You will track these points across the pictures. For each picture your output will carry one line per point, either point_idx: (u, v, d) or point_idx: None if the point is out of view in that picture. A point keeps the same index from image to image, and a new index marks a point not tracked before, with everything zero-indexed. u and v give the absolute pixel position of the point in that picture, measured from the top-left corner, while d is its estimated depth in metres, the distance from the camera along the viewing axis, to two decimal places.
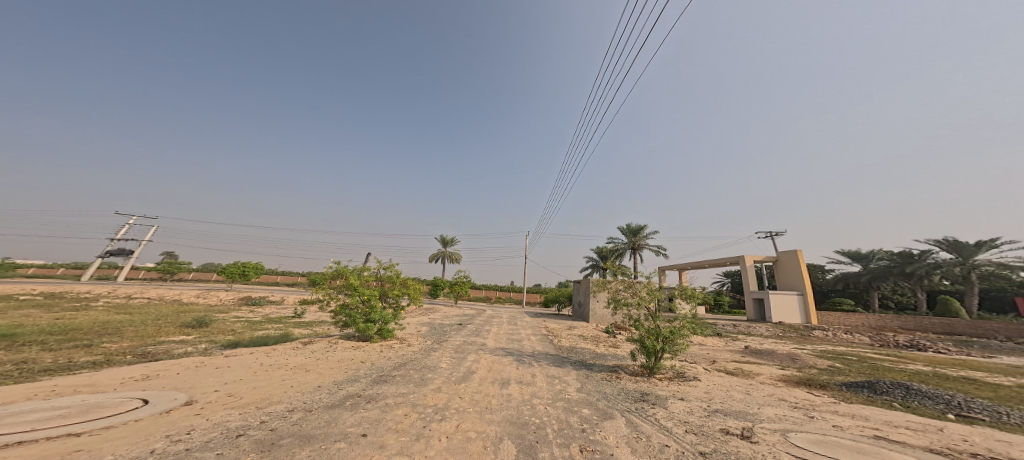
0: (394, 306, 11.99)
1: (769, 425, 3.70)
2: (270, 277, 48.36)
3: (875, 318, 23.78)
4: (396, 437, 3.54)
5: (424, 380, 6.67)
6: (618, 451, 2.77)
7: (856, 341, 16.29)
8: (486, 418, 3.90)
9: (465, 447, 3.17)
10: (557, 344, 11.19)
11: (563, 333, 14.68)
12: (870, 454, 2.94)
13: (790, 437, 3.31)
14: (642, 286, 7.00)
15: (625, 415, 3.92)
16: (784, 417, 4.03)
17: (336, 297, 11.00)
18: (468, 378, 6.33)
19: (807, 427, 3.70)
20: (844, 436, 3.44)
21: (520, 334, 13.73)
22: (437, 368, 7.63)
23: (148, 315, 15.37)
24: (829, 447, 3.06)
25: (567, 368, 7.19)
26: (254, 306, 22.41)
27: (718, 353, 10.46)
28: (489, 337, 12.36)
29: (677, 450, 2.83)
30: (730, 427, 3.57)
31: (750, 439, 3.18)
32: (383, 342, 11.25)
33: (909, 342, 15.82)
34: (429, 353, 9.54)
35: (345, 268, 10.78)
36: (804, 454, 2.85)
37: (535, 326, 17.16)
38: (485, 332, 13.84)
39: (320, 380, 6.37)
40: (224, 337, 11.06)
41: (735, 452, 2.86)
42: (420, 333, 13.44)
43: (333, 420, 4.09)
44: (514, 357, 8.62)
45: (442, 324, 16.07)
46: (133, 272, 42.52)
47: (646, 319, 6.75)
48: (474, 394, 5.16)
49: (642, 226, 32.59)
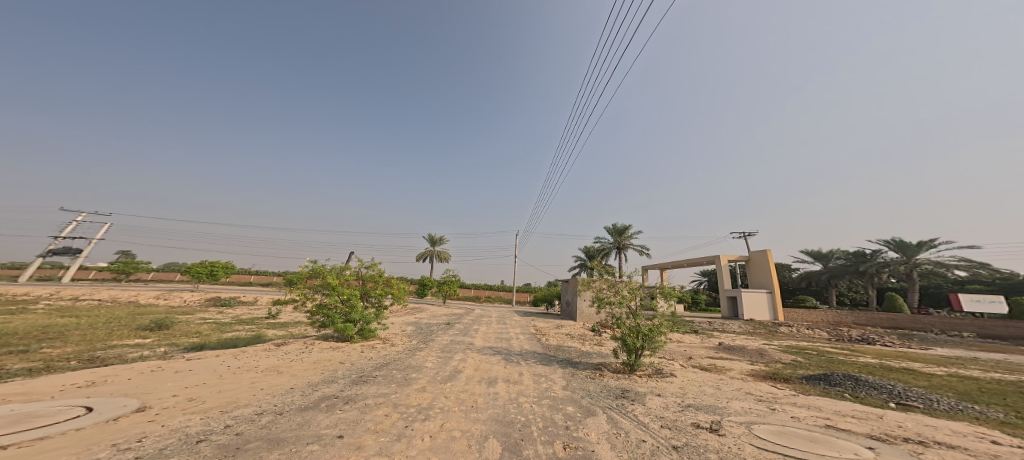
0: (375, 306, 11.80)
1: (735, 418, 3.92)
2: (242, 277, 46.06)
3: (832, 313, 25.37)
4: (375, 438, 3.49)
5: (408, 380, 6.61)
6: (598, 447, 2.86)
7: (817, 336, 17.44)
8: (470, 417, 3.94)
9: (449, 446, 3.17)
10: (544, 343, 11.32)
11: (551, 332, 14.84)
12: (822, 443, 3.17)
13: (753, 429, 3.52)
14: (625, 285, 7.18)
15: (607, 412, 4.05)
16: (750, 410, 4.28)
17: (313, 297, 10.63)
18: (454, 377, 6.32)
19: (769, 419, 3.94)
20: (801, 427, 3.69)
21: (508, 333, 13.79)
22: (422, 368, 7.56)
23: (99, 318, 14.26)
24: (788, 437, 3.28)
25: (553, 367, 7.31)
26: (223, 307, 21.31)
27: (695, 350, 10.94)
28: (477, 337, 12.35)
29: (652, 445, 2.95)
30: (700, 421, 3.77)
31: (718, 432, 3.36)
32: (365, 343, 11.01)
33: (863, 336, 17.16)
34: (414, 353, 9.41)
35: (323, 267, 10.45)
36: (766, 445, 3.04)
37: (523, 325, 17.32)
38: (473, 331, 13.83)
39: (293, 381, 6.17)
40: (188, 340, 10.47)
41: (704, 445, 3.01)
42: (405, 333, 13.26)
43: (305, 422, 3.98)
44: (501, 355, 8.69)
45: (429, 324, 15.91)
46: (82, 273, 39.27)
47: (627, 317, 6.99)
48: (460, 393, 5.18)
49: (628, 225, 33.49)
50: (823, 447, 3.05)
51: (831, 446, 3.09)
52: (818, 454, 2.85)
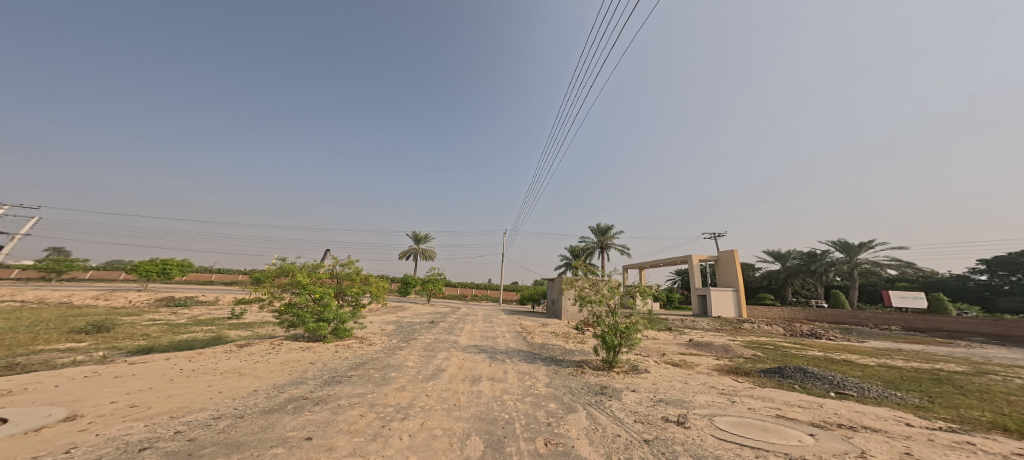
0: (351, 304, 11.44)
1: (699, 411, 4.20)
2: (202, 276, 42.97)
3: (788, 310, 27.45)
4: (349, 439, 3.44)
5: (387, 379, 6.51)
6: (578, 443, 2.98)
7: (774, 332, 18.84)
8: (449, 414, 3.97)
9: (430, 444, 3.18)
10: (528, 341, 11.47)
11: (536, 330, 15.04)
12: (773, 432, 3.48)
13: (715, 421, 3.80)
14: (606, 284, 7.40)
15: (587, 408, 4.19)
16: (712, 403, 4.61)
17: (281, 296, 10.11)
18: (436, 376, 6.27)
19: (729, 410, 4.26)
20: (756, 417, 4.01)
21: (493, 332, 13.84)
22: (403, 367, 7.45)
23: (25, 321, 12.83)
24: (744, 428, 3.57)
25: (536, 365, 7.44)
26: (177, 308, 19.79)
27: (668, 347, 11.51)
28: (462, 335, 12.35)
29: (626, 440, 3.10)
30: (669, 415, 4.00)
31: (684, 425, 3.60)
32: (339, 343, 10.67)
33: (812, 331, 18.73)
34: (393, 352, 9.22)
35: (292, 264, 9.97)
36: (725, 436, 3.28)
37: (510, 323, 17.47)
38: (458, 330, 13.80)
39: (256, 384, 5.89)
40: (132, 343, 9.67)
41: (672, 438, 3.21)
42: (385, 332, 12.99)
43: (269, 426, 3.83)
44: (484, 354, 8.72)
45: (410, 322, 15.65)
46: (3, 272, 34.94)
47: (607, 315, 7.24)
48: (441, 391, 5.17)
49: (610, 225, 34.53)
50: (774, 436, 3.34)
51: (781, 435, 3.39)
52: (769, 442, 3.12)
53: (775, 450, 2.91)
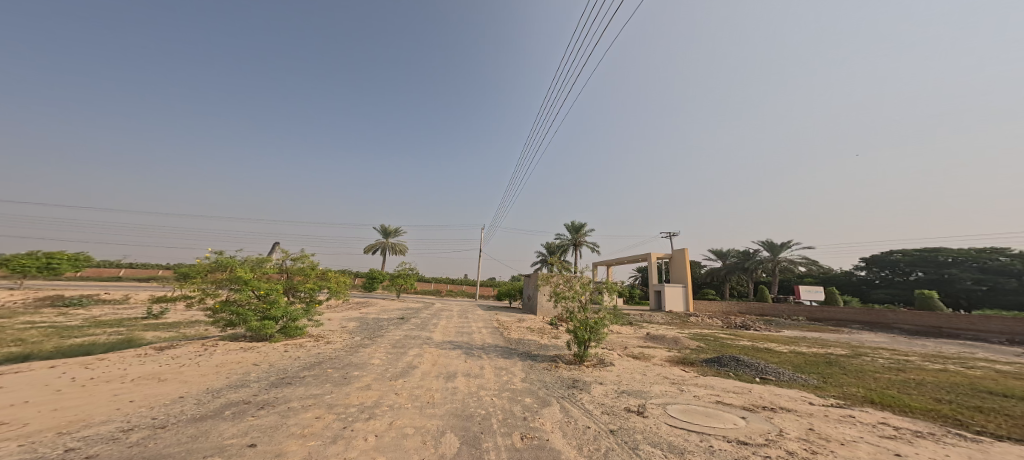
0: (305, 301, 10.71)
1: (656, 401, 4.67)
2: (107, 271, 36.74)
3: (726, 304, 30.93)
4: (302, 442, 3.29)
5: (349, 379, 6.23)
6: (552, 436, 3.16)
7: (714, 325, 21.20)
8: (419, 412, 3.97)
9: (401, 443, 3.17)
10: (505, 337, 11.65)
11: (512, 325, 15.34)
12: (714, 417, 4.00)
13: (668, 409, 4.26)
14: (578, 281, 7.77)
15: (560, 402, 4.45)
16: (666, 392, 5.14)
17: (215, 293, 9.01)
18: (407, 373, 6.17)
19: (679, 399, 4.80)
20: (701, 404, 4.57)
21: (468, 327, 13.80)
22: (367, 365, 7.18)
23: None
24: (692, 415, 4.06)
25: (512, 360, 7.62)
26: (67, 308, 16.73)
27: (629, 340, 12.42)
28: (436, 331, 12.21)
29: (595, 431, 3.36)
30: (630, 405, 4.40)
31: (643, 415, 3.99)
32: (289, 343, 9.93)
33: (743, 323, 21.42)
34: (356, 350, 8.82)
35: (231, 259, 8.94)
36: (676, 423, 3.71)
37: (486, 319, 17.59)
38: (431, 326, 13.59)
39: (180, 390, 5.31)
40: (1, 351, 8.01)
41: (634, 427, 3.54)
42: (346, 329, 12.35)
43: (201, 434, 3.51)
44: (459, 349, 8.71)
45: (376, 319, 15.04)
46: None
47: (578, 311, 7.60)
48: (410, 390, 5.10)
49: (585, 224, 36.07)
50: (715, 421, 3.84)
51: (721, 419, 3.90)
52: (711, 427, 3.59)
53: (716, 433, 3.35)
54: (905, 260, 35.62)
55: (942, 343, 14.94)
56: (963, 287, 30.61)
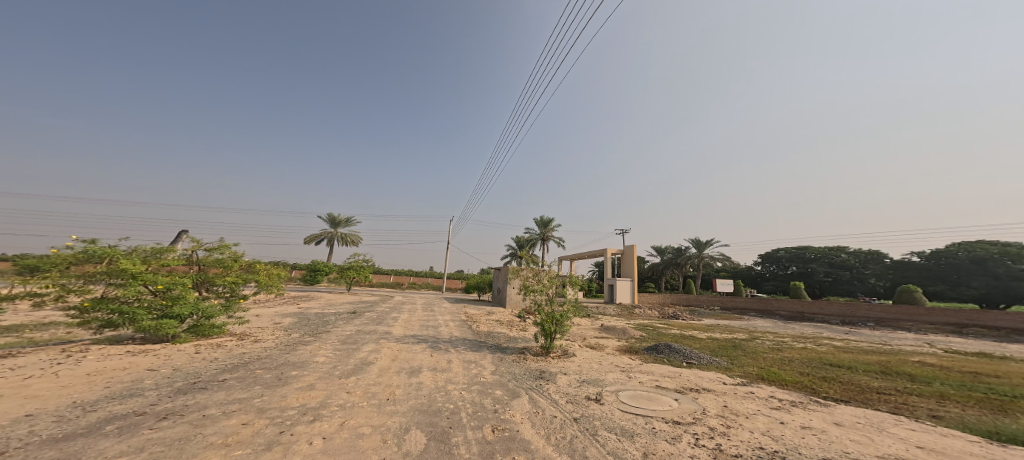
0: (223, 295, 9.36)
1: (610, 388, 5.21)
2: None
3: (661, 297, 34.92)
4: (225, 453, 3.00)
5: (286, 379, 5.73)
6: (522, 426, 3.37)
7: (653, 315, 23.97)
8: (375, 411, 3.88)
9: (356, 444, 3.11)
10: (474, 329, 11.73)
11: (481, 318, 15.42)
12: (656, 400, 4.63)
13: (621, 395, 4.81)
14: (546, 274, 8.25)
15: (528, 393, 4.71)
16: (617, 380, 5.77)
17: (84, 289, 7.19)
18: (361, 370, 5.90)
19: (628, 385, 5.44)
20: (644, 389, 5.25)
21: (434, 320, 13.54)
22: (309, 364, 6.66)
23: None
24: (639, 399, 4.64)
25: (480, 352, 7.75)
26: None
27: (586, 331, 13.44)
28: (396, 325, 11.74)
29: (561, 420, 3.65)
30: (589, 393, 4.86)
31: (601, 402, 4.44)
32: (203, 342, 8.65)
33: (673, 313, 24.58)
34: (294, 348, 8.08)
35: (113, 248, 7.32)
36: (628, 408, 4.22)
37: (453, 311, 17.41)
38: (389, 319, 13.01)
39: (34, 406, 4.32)
40: None
41: (593, 415, 3.93)
42: (281, 326, 11.16)
43: (76, 455, 2.96)
44: (422, 343, 8.56)
45: (321, 314, 13.83)
46: None
47: (546, 304, 8.00)
48: (361, 388, 4.89)
49: (552, 218, 36.95)
50: (657, 404, 4.45)
51: (662, 402, 4.54)
52: (655, 410, 4.17)
53: (658, 415, 3.89)
54: (787, 255, 43.73)
55: (807, 326, 19.11)
56: (818, 280, 40.20)
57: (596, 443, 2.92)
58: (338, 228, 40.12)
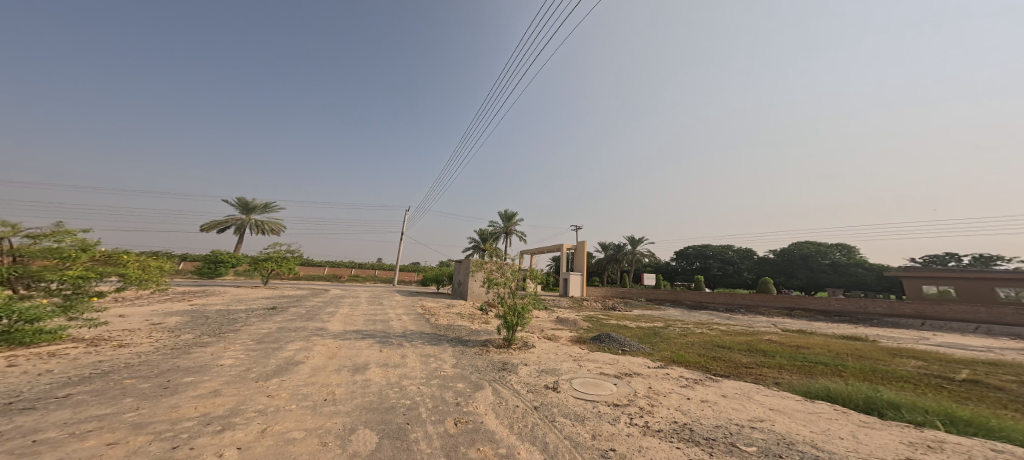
0: (59, 293, 7.14)
1: (566, 376, 5.65)
2: None
3: (603, 290, 38.32)
4: None
5: (177, 388, 4.81)
6: (486, 418, 3.49)
7: (595, 307, 26.17)
8: (307, 415, 3.56)
9: (287, 449, 2.87)
10: (432, 323, 11.38)
11: (440, 312, 14.99)
12: (599, 385, 5.19)
13: (574, 383, 5.25)
14: (509, 268, 8.47)
15: (492, 384, 4.86)
16: (570, 368, 6.26)
17: None
18: (288, 372, 5.32)
19: (577, 372, 5.96)
20: (589, 375, 5.81)
21: (383, 315, 12.72)
22: (212, 368, 5.72)
23: None
24: (589, 385, 5.14)
25: (442, 346, 7.60)
26: None
27: (544, 323, 14.10)
28: (334, 320, 10.74)
29: (524, 409, 3.87)
30: (548, 382, 5.19)
31: (556, 390, 4.81)
32: (38, 351, 6.66)
33: (613, 305, 27.15)
34: (186, 352, 6.79)
35: None
36: (580, 394, 4.65)
37: (407, 305, 16.59)
38: (329, 315, 11.81)
39: None
40: None
41: (551, 402, 4.25)
42: (166, 327, 9.21)
43: None
44: (368, 339, 8.01)
45: (232, 311, 11.84)
46: None
47: (509, 296, 8.20)
48: (286, 392, 4.39)
49: (516, 213, 37.16)
50: (602, 388, 5.00)
51: (606, 386, 5.11)
52: (600, 394, 4.68)
53: (602, 399, 4.39)
54: (692, 252, 52.11)
55: (709, 314, 23.06)
56: (711, 273, 48.57)
57: (554, 429, 3.20)
58: (251, 214, 34.15)
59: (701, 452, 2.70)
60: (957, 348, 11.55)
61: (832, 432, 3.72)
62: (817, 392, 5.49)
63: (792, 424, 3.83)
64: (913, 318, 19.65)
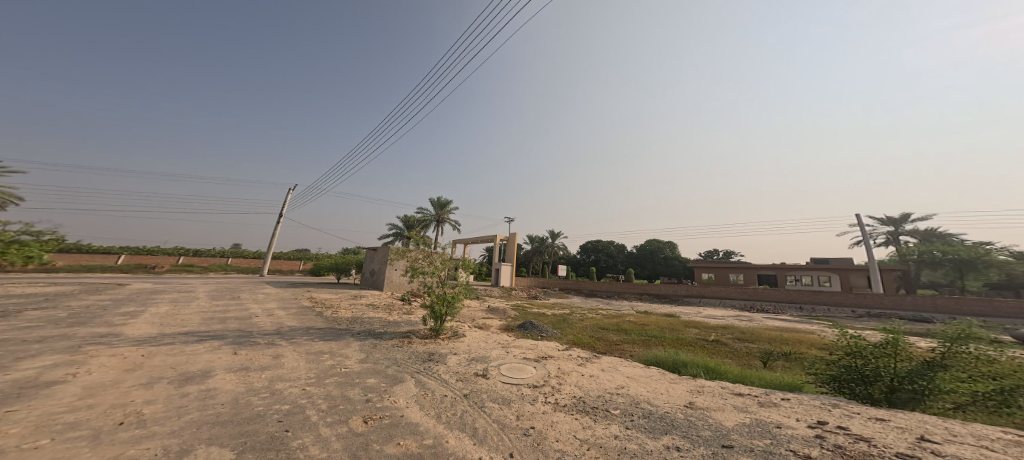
0: None
1: (496, 362, 5.64)
2: None
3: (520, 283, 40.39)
4: None
5: None
6: (406, 411, 3.19)
7: (517, 295, 27.21)
8: (83, 447, 2.41)
9: None
10: (326, 317, 9.64)
11: (340, 303, 12.84)
12: (520, 368, 5.38)
13: (503, 368, 5.31)
14: (438, 256, 7.95)
15: (414, 376, 4.48)
16: (501, 354, 6.30)
17: None
18: (42, 395, 3.54)
19: (503, 358, 6.05)
20: (515, 359, 5.97)
21: (241, 311, 9.93)
22: None
23: None
24: (516, 369, 5.28)
25: (343, 341, 6.57)
26: None
27: (474, 312, 13.83)
28: (145, 323, 7.69)
29: (451, 397, 3.72)
30: (479, 369, 5.10)
31: (486, 376, 4.78)
32: None
33: (534, 294, 28.80)
34: None
35: None
36: (508, 378, 4.74)
37: (289, 298, 13.52)
38: (142, 317, 8.41)
39: None
40: None
41: (480, 387, 4.20)
42: None
43: None
44: (209, 341, 6.15)
45: None
46: None
47: (437, 286, 7.74)
48: (24, 425, 2.82)
49: (450, 201, 34.70)
50: (522, 371, 5.21)
51: (527, 369, 5.35)
52: (525, 377, 4.88)
53: (526, 382, 4.59)
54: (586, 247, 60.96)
55: (601, 301, 27.13)
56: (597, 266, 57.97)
57: (484, 414, 3.21)
58: None
59: (595, 421, 3.16)
60: (710, 317, 17.37)
61: (660, 390, 4.96)
62: (647, 359, 7.30)
63: (639, 387, 4.95)
64: (693, 296, 28.11)
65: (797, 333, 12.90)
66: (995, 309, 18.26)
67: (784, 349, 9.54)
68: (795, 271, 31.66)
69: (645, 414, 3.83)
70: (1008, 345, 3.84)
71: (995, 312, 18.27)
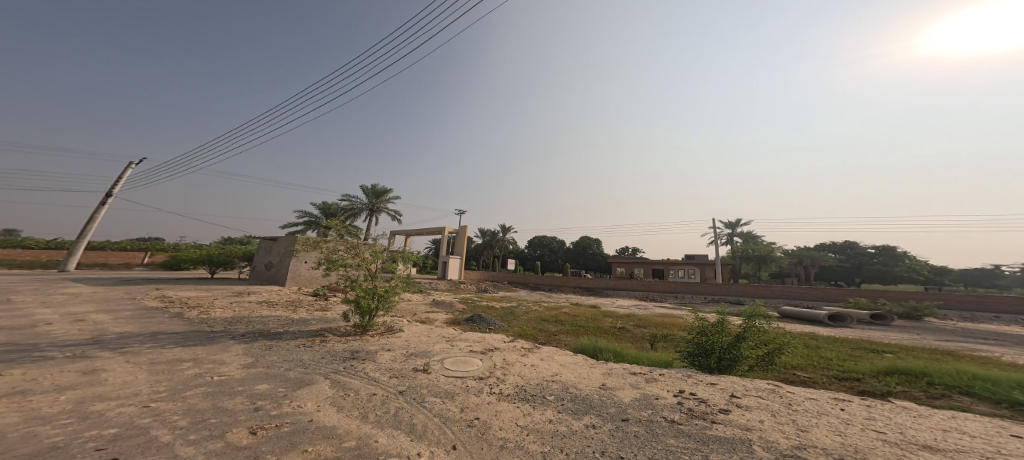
0: None
1: (437, 357, 5.21)
2: None
3: None
4: None
5: None
6: (319, 415, 2.64)
7: (461, 289, 26.29)
8: None
9: None
10: (190, 319, 7.38)
11: (218, 302, 10.10)
12: (462, 361, 5.07)
13: (445, 362, 4.92)
14: (367, 247, 6.96)
15: (330, 377, 3.79)
16: (444, 349, 5.87)
17: None
18: None
19: (445, 352, 5.65)
20: (458, 353, 5.64)
21: (21, 319, 6.75)
22: None
23: None
24: (460, 362, 4.97)
25: (218, 345, 5.14)
26: None
27: (416, 307, 12.76)
28: None
29: (381, 396, 3.24)
30: (417, 365, 4.63)
31: (427, 371, 4.36)
32: None
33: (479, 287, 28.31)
34: None
35: None
36: (451, 372, 4.41)
37: (123, 299, 9.88)
38: None
39: None
40: None
41: (417, 383, 3.79)
42: None
43: None
44: None
45: None
46: None
47: (364, 279, 6.79)
48: None
49: (387, 189, 31.24)
50: (464, 364, 4.92)
51: (469, 362, 5.08)
52: (469, 369, 4.63)
53: (470, 374, 4.35)
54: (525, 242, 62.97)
55: (536, 293, 28.43)
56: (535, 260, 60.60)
57: (422, 409, 2.90)
58: None
59: (532, 408, 3.15)
60: (628, 307, 20.01)
61: (582, 375, 5.31)
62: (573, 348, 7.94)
63: (569, 374, 5.23)
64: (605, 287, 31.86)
65: (668, 317, 16.01)
66: (771, 291, 25.43)
67: (664, 332, 11.61)
68: (677, 265, 39.19)
69: (570, 397, 4.04)
70: (771, 317, 5.55)
71: (772, 293, 25.54)
